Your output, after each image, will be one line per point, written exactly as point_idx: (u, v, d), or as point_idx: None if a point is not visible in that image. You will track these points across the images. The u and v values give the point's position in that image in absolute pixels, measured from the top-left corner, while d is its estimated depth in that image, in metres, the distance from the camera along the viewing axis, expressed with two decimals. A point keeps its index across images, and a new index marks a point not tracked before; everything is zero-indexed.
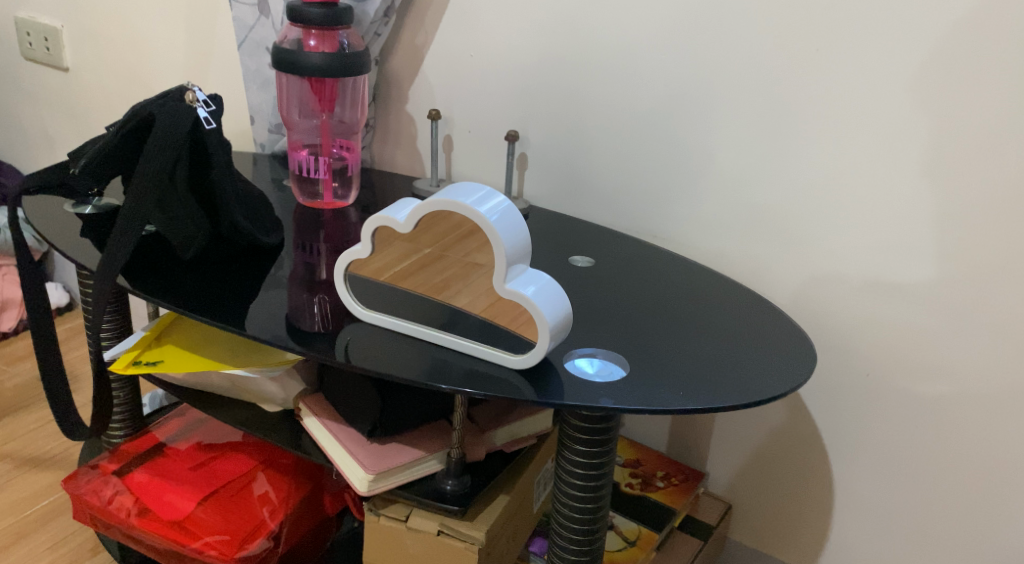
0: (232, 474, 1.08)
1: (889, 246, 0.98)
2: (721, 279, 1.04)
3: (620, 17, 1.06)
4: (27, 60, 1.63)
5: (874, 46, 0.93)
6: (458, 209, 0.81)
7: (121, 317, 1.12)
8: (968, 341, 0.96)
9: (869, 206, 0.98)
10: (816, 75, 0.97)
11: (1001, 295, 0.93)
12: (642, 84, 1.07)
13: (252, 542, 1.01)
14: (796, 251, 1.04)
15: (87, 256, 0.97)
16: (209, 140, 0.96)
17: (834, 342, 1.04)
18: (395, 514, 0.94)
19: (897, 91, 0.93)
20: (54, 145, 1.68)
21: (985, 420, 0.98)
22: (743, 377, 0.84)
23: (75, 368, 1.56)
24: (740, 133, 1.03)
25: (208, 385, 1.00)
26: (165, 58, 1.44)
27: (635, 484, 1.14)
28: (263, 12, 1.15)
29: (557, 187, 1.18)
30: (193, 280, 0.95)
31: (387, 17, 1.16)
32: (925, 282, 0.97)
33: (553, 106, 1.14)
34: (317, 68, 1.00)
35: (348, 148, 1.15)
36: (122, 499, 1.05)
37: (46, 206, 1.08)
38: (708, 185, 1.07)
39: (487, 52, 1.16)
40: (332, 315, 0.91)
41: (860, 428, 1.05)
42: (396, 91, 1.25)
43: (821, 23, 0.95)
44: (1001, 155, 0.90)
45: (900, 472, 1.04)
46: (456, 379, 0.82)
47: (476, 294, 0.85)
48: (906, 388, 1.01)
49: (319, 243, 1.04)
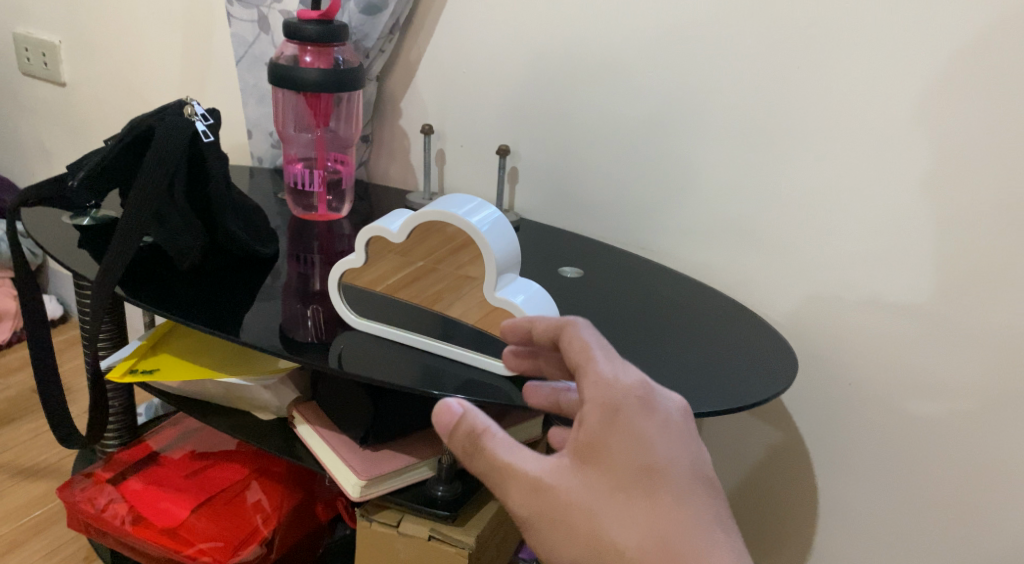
0: (227, 482, 1.09)
1: (869, 258, 1.01)
2: (707, 290, 1.06)
3: (610, 32, 1.08)
4: (25, 74, 1.65)
5: (853, 64, 0.97)
6: (451, 220, 0.83)
7: (118, 327, 1.13)
8: (946, 349, 0.99)
9: (850, 217, 1.01)
10: (801, 90, 1.00)
11: (977, 304, 0.96)
12: (632, 97, 1.10)
13: (245, 549, 1.03)
14: (781, 263, 1.06)
15: (86, 266, 0.98)
16: (208, 152, 0.98)
17: (819, 351, 1.06)
18: (386, 519, 0.95)
19: (882, 106, 0.96)
20: (51, 158, 1.69)
21: (965, 429, 1.00)
22: (727, 383, 0.87)
23: (71, 379, 1.57)
24: (724, 146, 1.06)
25: (204, 393, 1.02)
26: (162, 71, 1.46)
27: None
28: (262, 29, 1.18)
29: (547, 200, 1.20)
30: (190, 289, 0.97)
31: (391, 34, 1.18)
32: (905, 292, 1.00)
33: (545, 121, 1.16)
34: (313, 84, 1.02)
35: (342, 161, 1.17)
36: (116, 507, 1.06)
37: (44, 218, 1.10)
38: (696, 197, 1.09)
39: (480, 68, 1.19)
40: (325, 324, 0.92)
41: (843, 436, 1.08)
42: (390, 106, 1.27)
43: (803, 39, 0.98)
44: (981, 168, 0.93)
45: (881, 479, 1.07)
46: (449, 386, 0.83)
47: (468, 306, 0.88)
48: (889, 396, 1.03)
49: (314, 255, 1.06)
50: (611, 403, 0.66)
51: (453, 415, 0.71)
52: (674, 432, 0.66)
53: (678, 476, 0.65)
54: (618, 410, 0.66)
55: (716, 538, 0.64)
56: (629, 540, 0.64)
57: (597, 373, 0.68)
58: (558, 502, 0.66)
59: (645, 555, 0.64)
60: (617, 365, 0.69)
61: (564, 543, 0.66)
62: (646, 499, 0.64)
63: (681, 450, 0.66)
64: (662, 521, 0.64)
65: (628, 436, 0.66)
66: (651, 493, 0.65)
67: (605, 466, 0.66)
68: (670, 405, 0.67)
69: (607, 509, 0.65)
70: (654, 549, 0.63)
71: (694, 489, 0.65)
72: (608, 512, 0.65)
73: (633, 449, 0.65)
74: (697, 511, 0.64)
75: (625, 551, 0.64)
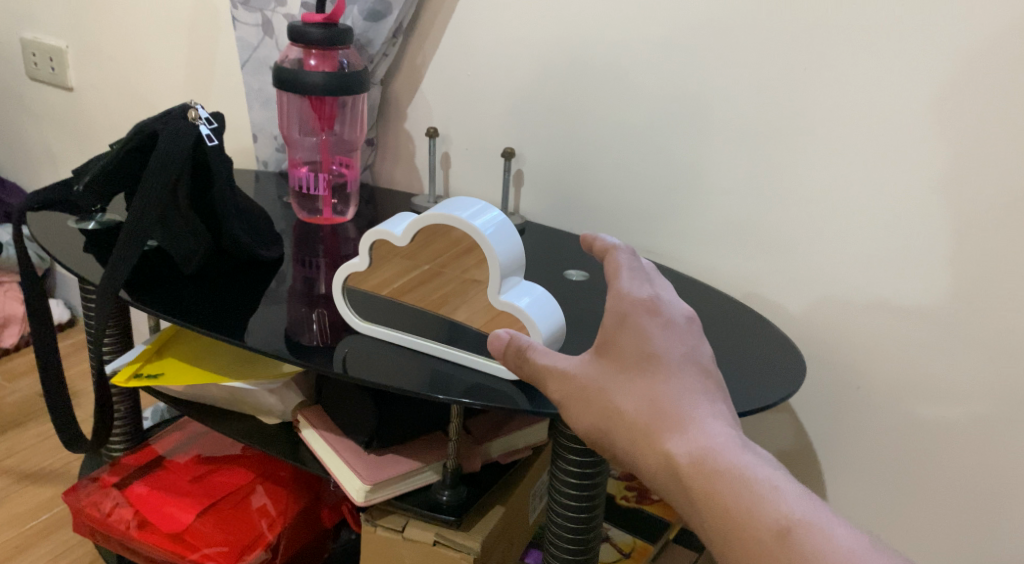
0: (231, 486, 1.08)
1: (877, 261, 1.00)
2: (713, 293, 1.06)
3: (615, 34, 1.08)
4: (32, 79, 1.65)
5: (860, 65, 0.96)
6: (455, 223, 0.83)
7: (123, 331, 1.13)
8: (955, 353, 0.98)
9: (856, 219, 1.00)
10: (808, 92, 0.99)
11: (987, 308, 0.95)
12: (638, 99, 1.09)
13: (250, 553, 1.02)
14: (788, 265, 1.06)
15: (91, 270, 0.98)
16: (211, 156, 0.98)
17: (826, 354, 1.06)
18: (390, 524, 0.94)
19: (890, 108, 0.96)
20: (57, 163, 1.70)
21: (975, 433, 0.99)
22: (735, 387, 0.86)
23: (78, 383, 1.58)
24: (730, 148, 1.05)
25: (207, 397, 1.01)
26: (167, 77, 1.47)
27: (631, 497, 1.15)
28: (267, 33, 1.18)
29: (552, 203, 1.20)
30: (195, 293, 0.96)
31: (394, 38, 1.18)
32: (913, 295, 0.99)
33: (550, 124, 1.16)
34: (317, 87, 1.02)
35: (347, 164, 1.16)
36: (121, 511, 1.06)
37: (50, 222, 1.10)
38: (703, 199, 1.09)
39: (485, 71, 1.18)
40: (330, 328, 0.92)
41: (851, 439, 1.07)
42: (395, 110, 1.27)
43: (810, 40, 0.98)
44: (990, 170, 0.92)
45: (889, 483, 1.06)
46: (454, 390, 0.83)
47: (473, 310, 0.88)
48: (899, 401, 1.03)
49: (318, 258, 1.06)
50: (619, 306, 0.73)
51: (501, 341, 0.78)
52: (675, 328, 0.72)
53: (676, 359, 0.70)
54: (625, 310, 0.72)
55: (706, 405, 0.68)
56: (628, 408, 0.69)
57: (617, 285, 0.75)
58: (576, 386, 0.73)
59: (640, 419, 0.68)
60: (635, 277, 0.75)
61: (581, 419, 0.72)
62: (645, 378, 0.69)
63: (679, 342, 0.71)
64: (657, 395, 0.68)
65: (633, 331, 0.71)
66: (649, 371, 0.69)
67: (614, 355, 0.71)
68: (676, 310, 0.73)
69: (614, 388, 0.70)
70: (648, 414, 0.68)
71: (689, 371, 0.69)
72: (615, 390, 0.70)
73: (636, 340, 0.71)
74: (690, 387, 0.68)
75: (626, 418, 0.69)
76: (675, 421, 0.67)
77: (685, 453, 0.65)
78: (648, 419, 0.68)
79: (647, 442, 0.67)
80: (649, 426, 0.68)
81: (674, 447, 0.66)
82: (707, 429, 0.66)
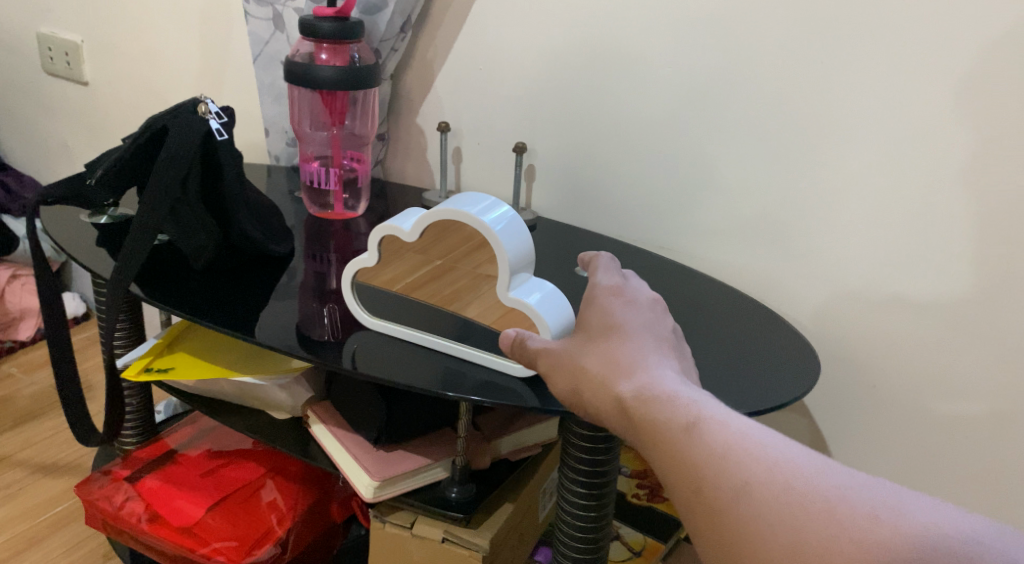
0: (241, 481, 1.09)
1: (893, 257, 0.99)
2: (726, 290, 1.04)
3: (628, 28, 1.07)
4: (48, 74, 1.66)
5: (876, 59, 0.94)
6: (464, 218, 0.82)
7: (134, 325, 1.14)
8: (972, 351, 0.96)
9: (872, 215, 0.99)
10: (824, 85, 0.98)
11: (1004, 305, 0.94)
12: (651, 94, 1.08)
13: (259, 548, 1.02)
14: (802, 261, 1.04)
15: (102, 264, 0.99)
16: (221, 150, 0.97)
17: (841, 352, 1.04)
18: (399, 521, 0.94)
19: (907, 102, 0.94)
20: (73, 158, 1.71)
21: (992, 431, 0.98)
22: (748, 385, 0.85)
23: (92, 377, 1.58)
24: (744, 144, 1.04)
25: (218, 392, 1.02)
26: (181, 71, 1.47)
27: (642, 495, 1.14)
28: (278, 28, 1.18)
29: (565, 198, 1.19)
30: (205, 288, 0.96)
31: (404, 33, 1.17)
32: (930, 292, 0.98)
33: (563, 118, 1.15)
34: (329, 81, 1.01)
35: (358, 159, 1.16)
36: (133, 505, 1.06)
37: (63, 216, 1.11)
38: (716, 195, 1.08)
39: (497, 65, 1.18)
40: (340, 323, 0.92)
41: (866, 437, 1.06)
42: (406, 104, 1.27)
43: (826, 34, 0.96)
44: (1008, 165, 0.91)
45: (904, 482, 1.05)
46: (466, 388, 0.82)
47: (486, 307, 0.88)
48: (915, 400, 1.01)
49: (330, 253, 1.05)
50: (589, 293, 0.79)
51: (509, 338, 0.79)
52: (637, 305, 0.76)
53: (632, 323, 0.74)
54: (594, 296, 0.78)
55: (655, 357, 0.70)
56: (588, 363, 0.71)
57: (594, 280, 0.81)
58: (548, 358, 0.75)
59: (597, 370, 0.70)
60: (609, 275, 0.82)
61: (550, 382, 0.74)
62: (605, 340, 0.73)
63: (642, 316, 0.75)
64: (614, 349, 0.71)
65: (599, 307, 0.76)
66: (608, 332, 0.73)
67: (583, 328, 0.75)
68: (640, 294, 0.79)
69: (578, 350, 0.73)
70: (604, 365, 0.70)
71: (647, 335, 0.73)
72: (578, 352, 0.73)
73: (600, 313, 0.75)
74: (646, 344, 0.71)
75: (586, 373, 0.71)
76: (626, 366, 0.69)
77: (630, 389, 0.67)
78: (603, 370, 0.70)
79: (601, 389, 0.69)
80: (603, 375, 0.70)
81: (617, 384, 0.68)
82: (654, 372, 0.68)
